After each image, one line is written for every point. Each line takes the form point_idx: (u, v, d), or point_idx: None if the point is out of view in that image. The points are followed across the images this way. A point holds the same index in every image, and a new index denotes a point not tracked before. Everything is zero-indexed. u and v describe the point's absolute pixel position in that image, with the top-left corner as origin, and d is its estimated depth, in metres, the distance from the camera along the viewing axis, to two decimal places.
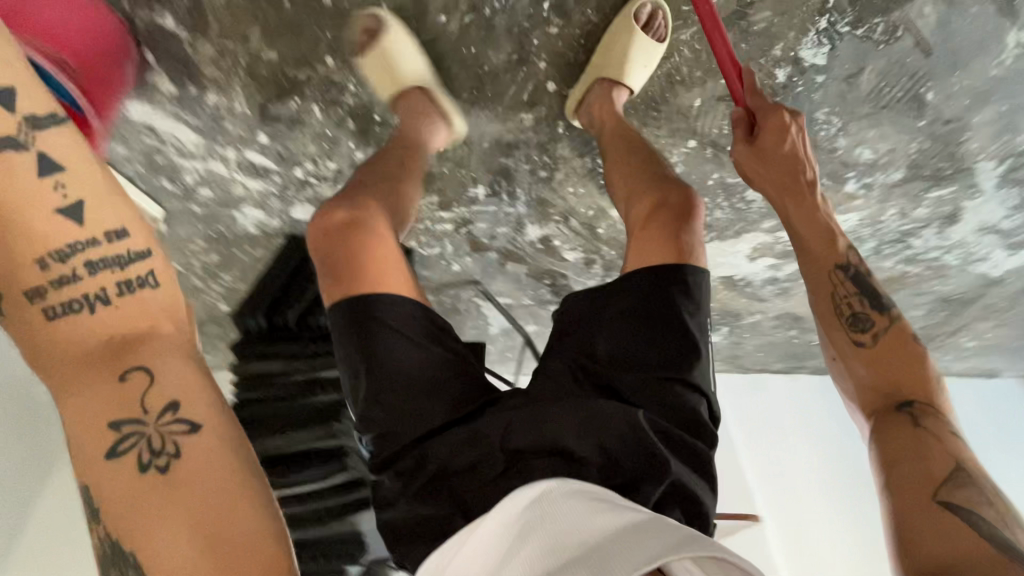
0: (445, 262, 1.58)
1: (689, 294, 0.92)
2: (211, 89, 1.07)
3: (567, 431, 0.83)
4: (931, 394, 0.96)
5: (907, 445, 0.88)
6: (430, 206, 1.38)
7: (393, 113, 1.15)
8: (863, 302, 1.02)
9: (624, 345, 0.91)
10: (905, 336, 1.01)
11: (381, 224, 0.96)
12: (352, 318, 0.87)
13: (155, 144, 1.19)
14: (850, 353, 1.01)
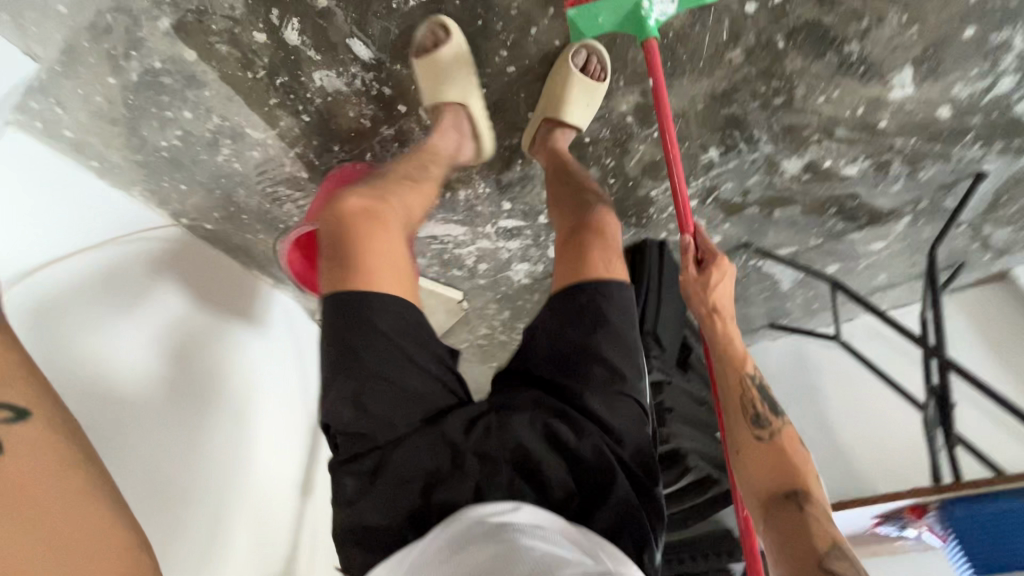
0: (705, 238, 1.50)
1: (621, 306, 0.95)
2: (461, 187, 1.29)
3: (524, 436, 0.86)
4: (819, 487, 0.86)
5: (804, 521, 0.80)
6: (667, 192, 1.34)
7: (601, 127, 1.19)
8: (762, 400, 0.96)
9: (576, 351, 0.91)
10: (796, 438, 0.93)
11: (355, 211, 0.91)
12: (346, 318, 0.84)
13: (440, 246, 1.48)
14: (753, 449, 0.92)
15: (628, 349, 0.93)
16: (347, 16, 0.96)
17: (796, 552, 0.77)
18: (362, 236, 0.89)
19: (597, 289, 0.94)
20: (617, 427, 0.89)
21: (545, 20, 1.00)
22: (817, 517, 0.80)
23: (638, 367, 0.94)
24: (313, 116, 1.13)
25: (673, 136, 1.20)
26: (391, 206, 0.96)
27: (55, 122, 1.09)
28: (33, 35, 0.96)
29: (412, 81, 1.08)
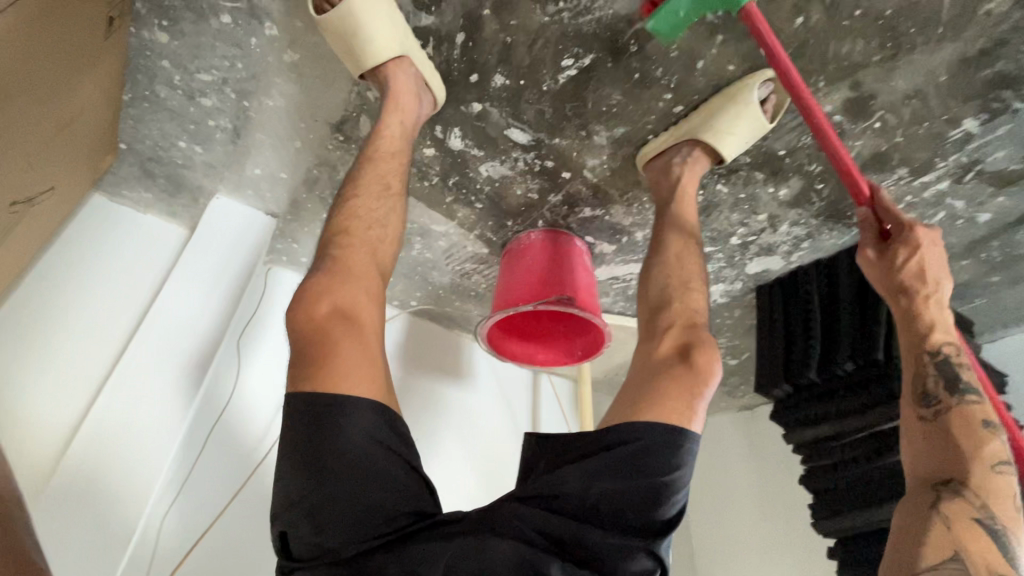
0: (965, 219, 1.15)
1: (684, 464, 0.68)
2: (637, 229, 1.22)
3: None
4: (1000, 496, 0.75)
5: (944, 533, 0.72)
6: (901, 181, 1.06)
7: (797, 136, 0.99)
8: (942, 381, 0.84)
9: (614, 473, 0.66)
10: (982, 423, 0.81)
11: (329, 305, 0.75)
12: (313, 426, 0.65)
13: (622, 284, 1.42)
14: (915, 428, 0.84)
15: (664, 491, 0.66)
16: (502, 112, 0.95)
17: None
18: (344, 334, 0.72)
19: (659, 434, 0.69)
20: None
21: (713, 50, 0.86)
22: (960, 532, 0.71)
23: (677, 518, 0.66)
24: (485, 202, 1.17)
25: (904, 122, 0.94)
26: (356, 294, 0.78)
27: (295, 254, 1.34)
28: (270, 198, 1.19)
29: (573, 149, 1.02)
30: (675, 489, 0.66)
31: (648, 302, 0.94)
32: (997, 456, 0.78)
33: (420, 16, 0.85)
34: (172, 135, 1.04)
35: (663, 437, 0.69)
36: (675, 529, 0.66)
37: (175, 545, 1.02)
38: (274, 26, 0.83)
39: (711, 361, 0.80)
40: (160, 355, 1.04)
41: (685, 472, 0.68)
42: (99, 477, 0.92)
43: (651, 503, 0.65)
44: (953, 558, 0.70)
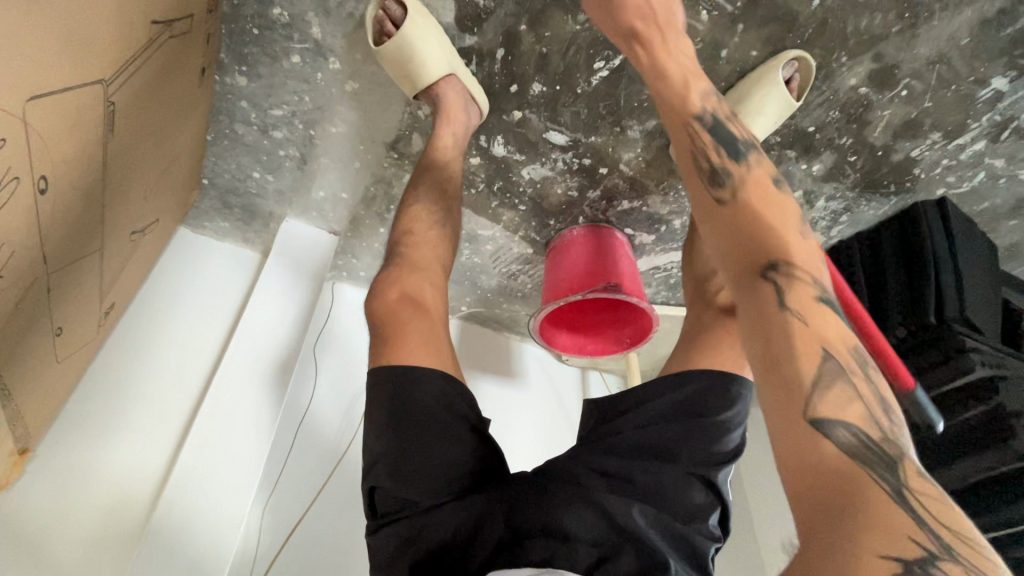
0: (1008, 178, 1.15)
1: (733, 407, 0.76)
2: (675, 217, 1.27)
3: (591, 510, 0.66)
4: (816, 262, 0.61)
5: (803, 309, 0.54)
6: (935, 147, 1.08)
7: (825, 111, 1.02)
8: (721, 153, 0.70)
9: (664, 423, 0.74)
10: (771, 186, 0.68)
11: (398, 291, 0.86)
12: (393, 395, 0.74)
13: (664, 273, 1.47)
14: (712, 212, 0.66)
15: (715, 433, 0.73)
16: (541, 117, 1.03)
17: (825, 491, 0.44)
18: (424, 320, 0.82)
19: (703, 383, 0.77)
20: (688, 523, 0.68)
21: (736, 38, 0.92)
22: (813, 316, 0.54)
23: (727, 455, 0.73)
24: (528, 204, 1.25)
25: (931, 87, 0.97)
26: (425, 284, 0.89)
27: (354, 269, 1.45)
28: (332, 219, 1.30)
29: (609, 145, 1.09)
30: (723, 428, 0.74)
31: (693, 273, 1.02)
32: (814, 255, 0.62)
33: (464, 37, 0.95)
34: (247, 167, 1.17)
35: (706, 387, 0.77)
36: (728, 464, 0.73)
37: (276, 534, 1.12)
38: (337, 60, 0.94)
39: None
40: (251, 362, 1.15)
41: (734, 411, 0.76)
42: (209, 472, 1.01)
43: (704, 444, 0.73)
44: (830, 360, 0.51)
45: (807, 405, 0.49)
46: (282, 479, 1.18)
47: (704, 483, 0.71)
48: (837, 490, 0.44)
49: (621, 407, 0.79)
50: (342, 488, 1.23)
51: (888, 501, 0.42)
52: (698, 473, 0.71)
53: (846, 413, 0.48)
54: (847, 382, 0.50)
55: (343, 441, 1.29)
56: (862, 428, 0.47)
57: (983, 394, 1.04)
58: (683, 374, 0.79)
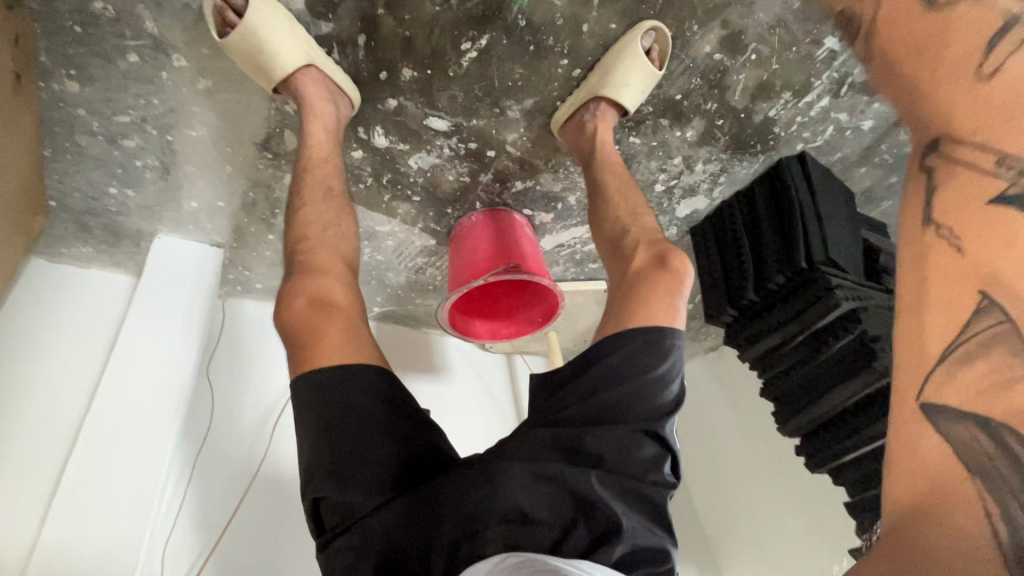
0: (852, 129, 1.27)
1: (668, 360, 0.78)
2: (569, 194, 1.30)
3: (546, 485, 0.66)
4: None
5: None
6: (787, 105, 1.17)
7: (690, 78, 1.08)
8: None
9: (608, 387, 0.74)
10: None
11: (307, 299, 0.81)
12: (322, 394, 0.71)
13: (569, 249, 1.50)
14: None
15: (654, 386, 0.75)
16: (417, 103, 1.01)
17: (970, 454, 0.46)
18: (324, 317, 0.79)
19: (639, 337, 0.78)
20: (645, 481, 0.71)
21: (594, 12, 0.94)
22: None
23: (671, 407, 0.76)
24: (422, 193, 1.22)
25: (775, 50, 1.05)
26: (336, 284, 0.85)
27: (248, 281, 1.36)
28: (212, 230, 1.21)
29: (492, 127, 1.09)
30: (659, 377, 0.76)
31: (606, 236, 1.04)
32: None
33: (320, 24, 0.90)
34: (101, 183, 1.05)
35: (638, 342, 0.77)
36: (671, 415, 0.76)
37: (181, 569, 1.04)
38: (181, 56, 0.87)
39: (683, 266, 0.89)
40: (133, 391, 1.05)
41: (670, 363, 0.78)
42: (90, 515, 0.92)
43: (649, 398, 0.74)
44: None
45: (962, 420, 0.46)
46: (185, 509, 1.10)
47: (651, 436, 0.73)
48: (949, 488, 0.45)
49: (564, 376, 0.79)
50: (259, 504, 1.17)
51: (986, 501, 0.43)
52: (644, 429, 0.73)
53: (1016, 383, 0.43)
54: None
55: (255, 456, 1.21)
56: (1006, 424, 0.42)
57: (850, 324, 1.14)
58: (618, 332, 0.79)
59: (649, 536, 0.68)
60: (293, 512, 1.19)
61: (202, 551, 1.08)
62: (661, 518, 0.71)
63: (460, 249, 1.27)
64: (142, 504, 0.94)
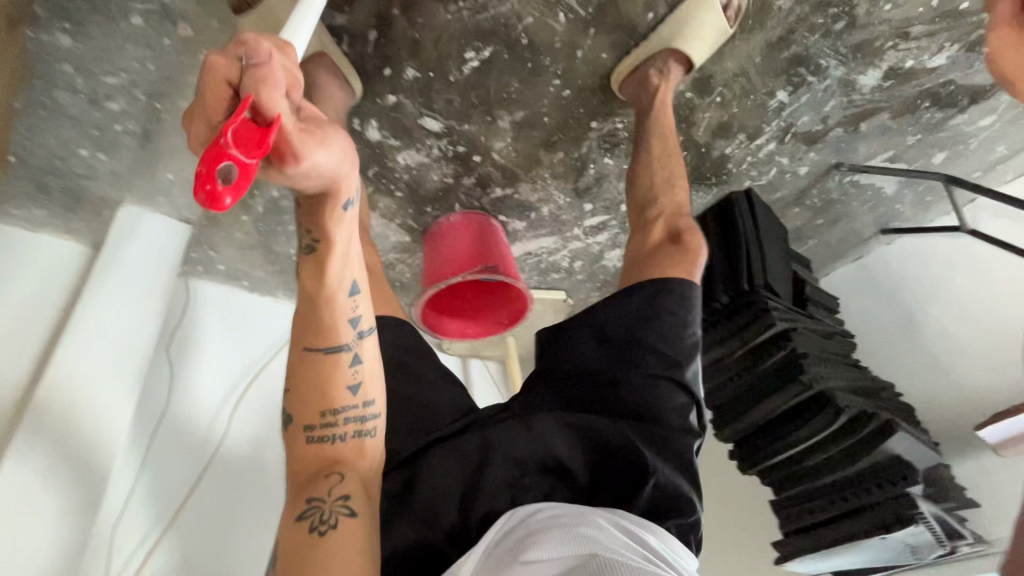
0: (791, 173, 1.45)
1: (684, 307, 1.02)
2: (543, 204, 1.38)
3: (570, 443, 0.89)
4: None
5: None
6: (741, 145, 1.33)
7: None
8: None
9: (620, 329, 1.00)
10: None
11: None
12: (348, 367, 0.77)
13: (535, 257, 1.58)
14: None
15: (670, 330, 1.00)
16: (415, 102, 1.06)
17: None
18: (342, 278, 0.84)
19: (650, 292, 1.02)
20: (665, 429, 0.92)
21: (589, 41, 1.03)
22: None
23: (683, 360, 0.99)
24: (405, 190, 1.26)
25: (737, 95, 1.19)
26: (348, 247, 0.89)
27: (212, 262, 1.32)
28: (183, 205, 1.17)
29: (481, 134, 1.16)
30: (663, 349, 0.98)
31: None
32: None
33: (333, 16, 0.93)
34: (72, 143, 1.00)
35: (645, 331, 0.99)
36: (678, 371, 0.97)
37: (133, 546, 1.03)
38: (188, 26, 0.86)
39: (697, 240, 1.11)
40: (97, 352, 1.01)
41: (686, 312, 1.02)
42: (42, 479, 0.87)
43: (660, 343, 0.99)
44: None
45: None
46: (140, 482, 1.08)
47: (675, 380, 0.97)
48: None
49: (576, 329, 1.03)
50: (217, 479, 1.17)
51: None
52: (666, 373, 0.97)
53: None
54: None
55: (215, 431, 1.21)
56: None
57: (782, 341, 1.28)
58: (633, 287, 1.04)
59: (673, 475, 0.87)
60: (264, 485, 1.22)
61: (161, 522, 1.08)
62: (683, 457, 0.90)
63: (435, 247, 1.31)
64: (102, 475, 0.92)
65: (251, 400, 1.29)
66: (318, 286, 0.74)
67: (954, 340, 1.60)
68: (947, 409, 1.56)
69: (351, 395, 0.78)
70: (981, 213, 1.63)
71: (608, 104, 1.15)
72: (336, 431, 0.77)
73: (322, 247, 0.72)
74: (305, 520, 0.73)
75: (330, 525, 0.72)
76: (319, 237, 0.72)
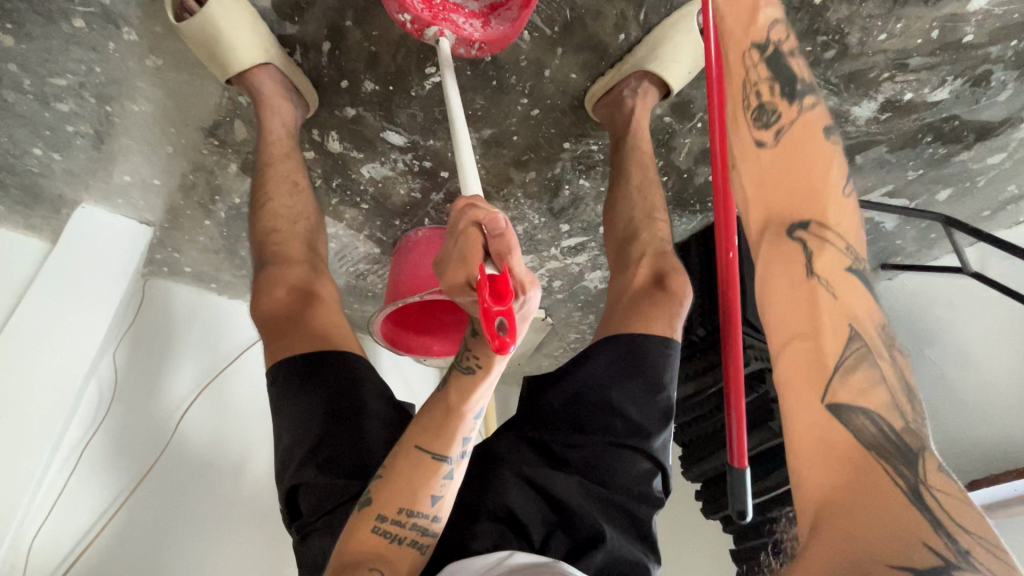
0: None
1: (663, 369, 0.87)
2: (517, 223, 1.33)
3: (535, 496, 0.79)
4: (820, 152, 0.54)
5: (770, 289, 0.52)
6: None
7: None
8: (776, 88, 0.56)
9: (603, 387, 0.85)
10: (825, 132, 0.55)
11: (286, 288, 0.91)
12: (294, 384, 0.83)
13: None
14: (750, 171, 0.55)
15: (649, 390, 0.85)
16: (376, 116, 1.02)
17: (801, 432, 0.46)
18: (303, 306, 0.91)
19: (628, 347, 0.88)
20: (629, 498, 0.81)
21: (557, 60, 0.98)
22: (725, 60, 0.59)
23: (659, 422, 0.85)
24: (371, 202, 1.22)
25: None
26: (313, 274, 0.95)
27: (177, 264, 1.30)
28: (143, 206, 1.15)
29: (448, 150, 1.11)
30: (653, 397, 0.85)
31: None
32: (849, 184, 0.53)
33: (284, 25, 0.91)
34: (24, 141, 0.99)
35: (634, 364, 0.86)
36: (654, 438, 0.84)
37: (54, 556, 1.02)
38: (133, 30, 0.84)
39: (683, 287, 0.95)
40: (28, 363, 1.01)
41: (664, 371, 0.87)
42: None
43: (644, 403, 0.85)
44: (855, 340, 0.47)
45: (827, 390, 0.46)
46: (69, 489, 1.06)
47: (644, 453, 0.83)
48: (841, 491, 0.42)
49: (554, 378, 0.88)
50: (157, 489, 1.15)
51: (905, 505, 0.39)
52: (636, 448, 0.83)
53: (864, 399, 0.44)
54: (871, 366, 0.46)
55: (163, 438, 1.19)
56: (883, 417, 0.44)
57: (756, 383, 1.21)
58: (606, 340, 0.89)
59: (629, 548, 0.78)
60: (203, 498, 1.20)
61: (90, 529, 1.06)
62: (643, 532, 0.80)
63: (400, 262, 1.27)
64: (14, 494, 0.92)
65: (204, 408, 1.26)
66: (462, 399, 0.67)
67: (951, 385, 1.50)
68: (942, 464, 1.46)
69: (432, 504, 0.66)
70: (988, 255, 1.53)
71: (580, 124, 1.09)
72: (400, 536, 0.65)
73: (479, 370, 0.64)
74: None
75: None
76: (484, 364, 0.64)
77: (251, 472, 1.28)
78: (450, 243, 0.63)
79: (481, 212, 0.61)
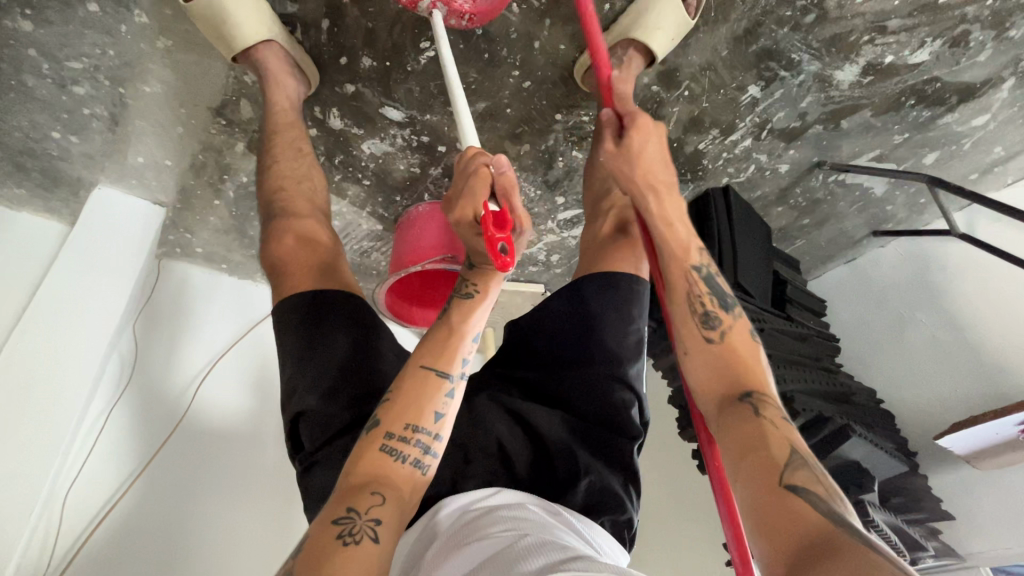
0: (771, 170, 1.41)
1: (638, 305, 0.89)
2: None
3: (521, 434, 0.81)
4: (755, 355, 0.75)
5: (726, 424, 0.67)
6: (715, 140, 1.29)
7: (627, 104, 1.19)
8: (714, 300, 0.79)
9: (579, 324, 0.86)
10: (749, 335, 0.78)
11: (294, 239, 0.96)
12: (288, 330, 0.87)
13: None
14: (701, 349, 0.75)
15: (624, 324, 0.87)
16: (374, 92, 1.07)
17: (777, 515, 0.55)
18: (299, 257, 0.94)
19: (604, 284, 0.90)
20: (612, 432, 0.82)
21: (546, 32, 1.03)
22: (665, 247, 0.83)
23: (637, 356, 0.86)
24: (372, 178, 1.27)
25: (706, 89, 1.17)
26: (314, 228, 0.99)
27: (189, 245, 1.35)
28: (156, 187, 1.21)
29: (444, 124, 1.16)
30: (634, 331, 0.87)
31: None
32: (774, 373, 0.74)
33: (286, 4, 0.97)
34: (44, 125, 1.05)
35: (616, 298, 0.88)
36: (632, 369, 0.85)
37: (84, 514, 1.07)
38: (144, 13, 0.89)
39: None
40: (57, 332, 1.07)
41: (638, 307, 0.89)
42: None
43: (620, 336, 0.86)
44: (795, 455, 0.61)
45: (781, 474, 0.58)
46: (94, 457, 1.11)
47: (624, 383, 0.84)
48: (808, 539, 0.51)
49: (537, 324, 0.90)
50: (177, 453, 1.21)
51: (859, 544, 0.48)
52: (616, 377, 0.84)
53: (809, 485, 0.57)
54: (810, 470, 0.59)
55: (180, 408, 1.25)
56: (825, 497, 0.55)
57: None
58: (584, 279, 0.91)
59: (611, 477, 0.78)
60: (218, 466, 1.26)
61: (118, 488, 1.12)
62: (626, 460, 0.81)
63: (401, 235, 1.32)
64: (50, 452, 0.98)
65: (218, 380, 1.33)
66: (462, 321, 0.75)
67: (942, 346, 1.54)
68: (934, 422, 1.50)
69: (434, 420, 0.69)
70: (977, 218, 1.56)
71: (571, 95, 1.13)
72: (404, 452, 0.66)
73: (476, 296, 0.75)
74: (337, 523, 0.59)
75: (352, 524, 0.59)
76: (481, 288, 0.76)
77: (261, 443, 1.34)
78: (459, 181, 0.70)
79: (485, 157, 0.70)
